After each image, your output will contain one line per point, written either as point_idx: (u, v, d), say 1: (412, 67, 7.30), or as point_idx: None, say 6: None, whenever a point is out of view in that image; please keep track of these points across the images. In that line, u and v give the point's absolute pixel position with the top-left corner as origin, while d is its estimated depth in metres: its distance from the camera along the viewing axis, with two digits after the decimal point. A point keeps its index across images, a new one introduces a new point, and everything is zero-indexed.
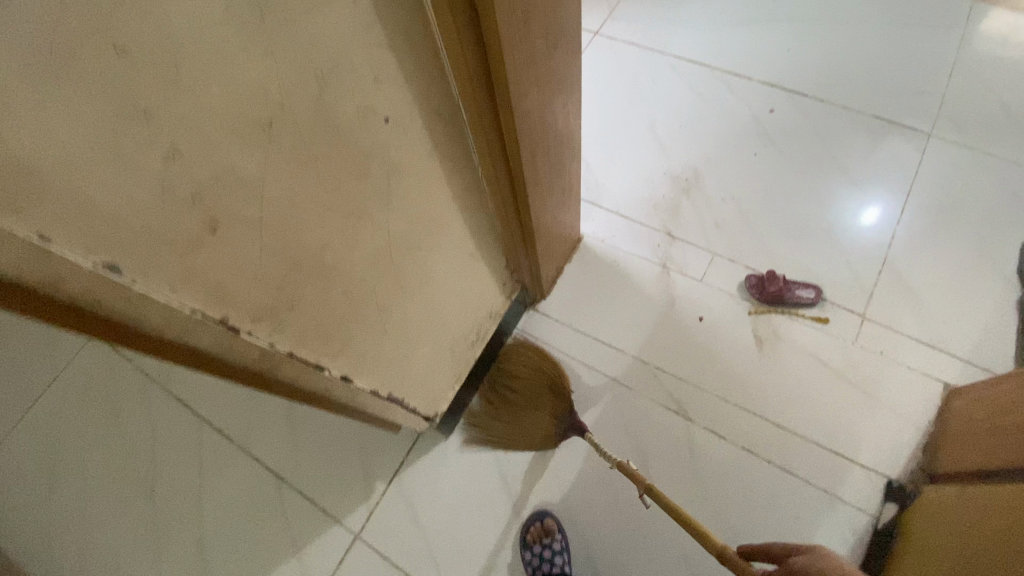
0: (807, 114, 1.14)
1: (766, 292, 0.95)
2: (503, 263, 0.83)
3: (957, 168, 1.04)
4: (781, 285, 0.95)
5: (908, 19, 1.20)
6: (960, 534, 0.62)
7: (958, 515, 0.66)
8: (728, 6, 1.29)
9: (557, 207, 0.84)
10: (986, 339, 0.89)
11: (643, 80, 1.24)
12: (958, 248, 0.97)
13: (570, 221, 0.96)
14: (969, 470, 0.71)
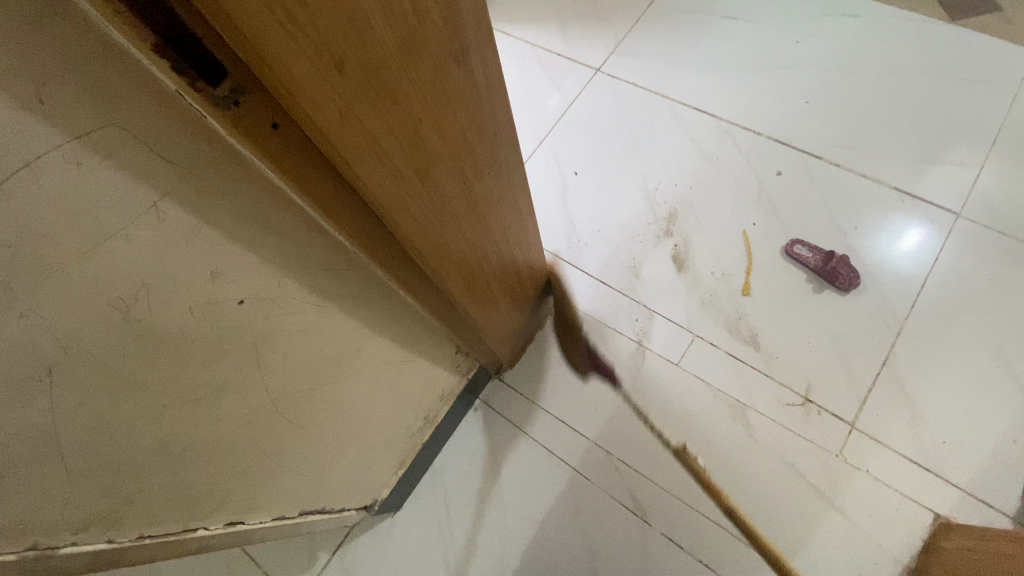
0: (817, 180, 1.04)
1: None
2: (454, 350, 0.78)
3: (987, 258, 0.93)
4: None
5: (949, 72, 1.07)
6: None
7: None
8: (745, 45, 1.18)
9: (517, 295, 0.79)
10: (988, 468, 0.81)
11: (642, 128, 1.15)
12: (972, 355, 0.87)
13: (539, 297, 0.90)
14: None
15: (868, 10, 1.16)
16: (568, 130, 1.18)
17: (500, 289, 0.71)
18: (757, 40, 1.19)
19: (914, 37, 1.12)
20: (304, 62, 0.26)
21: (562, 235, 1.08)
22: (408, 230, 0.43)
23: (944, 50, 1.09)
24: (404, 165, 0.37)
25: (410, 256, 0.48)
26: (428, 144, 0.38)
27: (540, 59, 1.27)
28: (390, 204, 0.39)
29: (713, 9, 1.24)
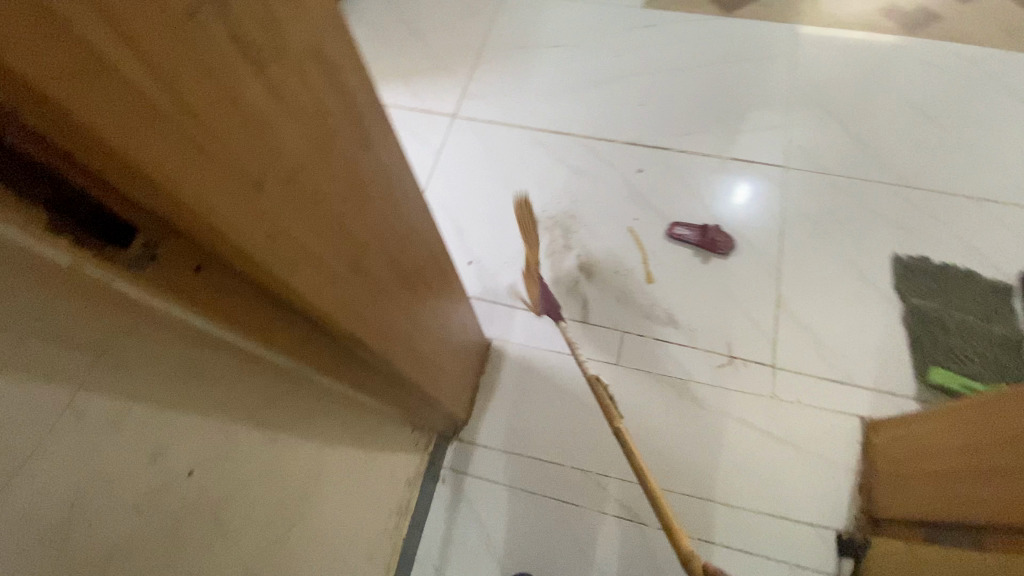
0: (671, 168, 1.17)
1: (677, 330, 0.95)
2: (408, 429, 0.74)
3: (818, 196, 1.11)
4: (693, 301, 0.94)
5: (738, 56, 1.28)
6: None
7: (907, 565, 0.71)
8: (576, 67, 1.31)
9: (456, 351, 0.77)
10: (883, 364, 0.95)
11: (512, 159, 1.21)
12: (839, 276, 1.03)
13: (474, 344, 0.89)
14: (908, 519, 0.75)
15: (662, 18, 1.36)
16: (445, 177, 1.21)
17: (442, 352, 0.68)
18: (583, 61, 1.32)
19: (704, 34, 1.32)
20: (224, 192, 0.24)
21: (472, 277, 1.09)
22: (356, 331, 0.40)
23: (729, 40, 1.31)
24: (339, 266, 0.35)
25: (363, 359, 0.45)
26: (355, 238, 0.37)
27: (396, 118, 1.29)
28: (336, 310, 0.36)
29: (539, 41, 1.36)
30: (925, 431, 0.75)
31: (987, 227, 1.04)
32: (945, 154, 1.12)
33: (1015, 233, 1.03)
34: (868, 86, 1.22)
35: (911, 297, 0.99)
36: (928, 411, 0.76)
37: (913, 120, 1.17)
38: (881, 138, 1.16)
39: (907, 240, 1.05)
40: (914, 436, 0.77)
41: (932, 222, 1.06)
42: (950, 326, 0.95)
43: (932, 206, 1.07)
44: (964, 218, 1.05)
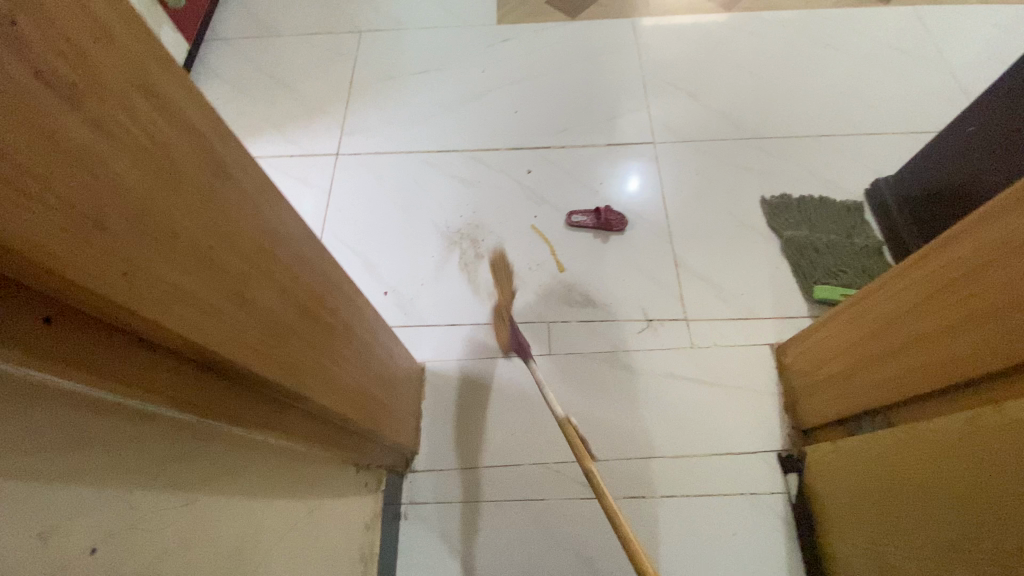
0: (557, 163, 1.24)
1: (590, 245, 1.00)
2: (352, 468, 0.72)
3: (688, 161, 1.23)
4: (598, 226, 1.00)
5: (591, 54, 1.41)
6: (865, 484, 0.72)
7: (846, 459, 0.77)
8: (448, 89, 1.37)
9: (387, 378, 0.76)
10: (778, 292, 1.05)
11: (405, 184, 1.23)
12: (722, 226, 1.14)
13: (405, 369, 0.88)
14: (831, 420, 0.83)
15: (516, 32, 1.46)
16: (342, 215, 1.20)
17: (370, 380, 0.67)
18: (453, 82, 1.38)
19: (556, 40, 1.44)
20: (61, 235, 0.23)
21: (391, 306, 1.08)
22: (259, 367, 0.39)
23: (580, 40, 1.43)
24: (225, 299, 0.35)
25: (268, 395, 0.44)
26: (233, 273, 0.36)
27: (279, 169, 1.28)
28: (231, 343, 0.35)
29: (407, 70, 1.42)
30: (827, 337, 0.83)
31: (828, 158, 1.20)
32: (780, 103, 1.29)
33: (850, 157, 1.19)
34: (705, 59, 1.38)
35: (783, 230, 1.11)
36: (823, 318, 0.84)
37: (748, 81, 1.33)
38: (726, 101, 1.31)
39: (769, 183, 1.18)
40: (818, 345, 0.86)
41: (784, 163, 1.20)
42: (820, 248, 1.07)
43: (781, 149, 1.22)
44: (808, 154, 1.21)
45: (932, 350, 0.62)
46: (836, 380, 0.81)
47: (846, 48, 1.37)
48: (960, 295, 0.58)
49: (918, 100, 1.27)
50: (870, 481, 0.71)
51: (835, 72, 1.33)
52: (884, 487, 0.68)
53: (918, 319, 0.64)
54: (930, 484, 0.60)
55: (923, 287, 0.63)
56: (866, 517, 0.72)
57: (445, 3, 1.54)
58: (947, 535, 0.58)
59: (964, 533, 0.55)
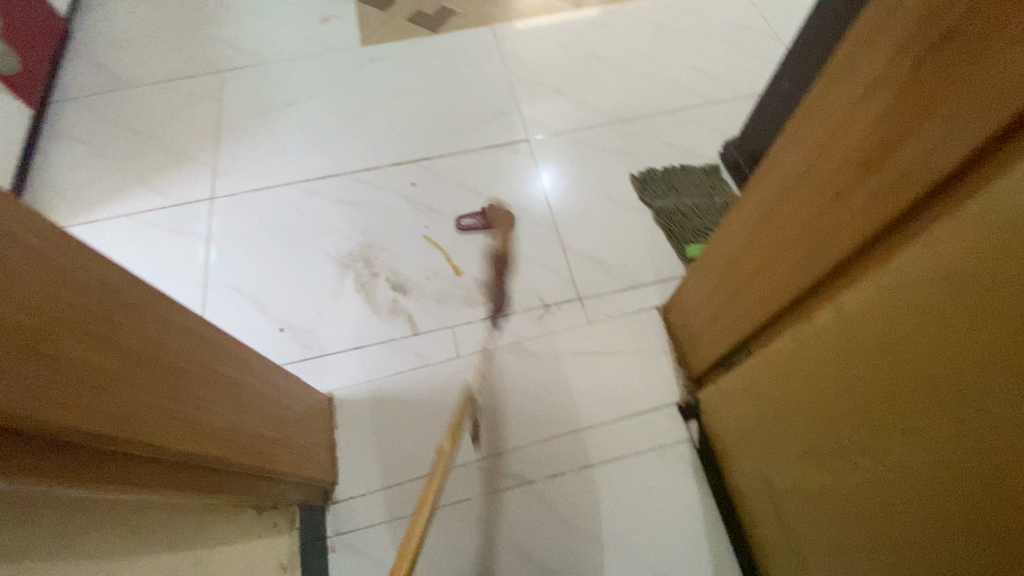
0: (440, 171, 1.27)
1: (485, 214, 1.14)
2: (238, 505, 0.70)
3: (562, 151, 1.29)
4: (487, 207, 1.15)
5: (458, 64, 1.45)
6: (755, 407, 0.75)
7: (733, 390, 0.80)
8: (320, 116, 1.37)
9: (277, 413, 0.75)
10: (658, 260, 1.13)
11: (289, 217, 1.21)
12: (600, 207, 1.21)
13: (303, 403, 0.87)
14: (711, 363, 0.89)
15: (381, 51, 1.48)
16: (227, 260, 1.16)
17: (252, 416, 0.66)
18: (325, 109, 1.38)
19: (422, 54, 1.47)
20: None
21: (290, 342, 1.06)
22: (88, 425, 0.39)
23: (445, 52, 1.47)
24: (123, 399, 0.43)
25: (155, 458, 0.49)
26: (127, 374, 0.44)
27: (150, 222, 1.22)
28: (139, 437, 0.44)
29: (275, 102, 1.40)
30: (697, 284, 0.88)
31: (684, 129, 1.30)
32: (638, 86, 1.39)
33: (703, 126, 1.31)
34: (564, 54, 1.46)
35: (654, 202, 1.20)
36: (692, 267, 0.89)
37: (605, 69, 1.43)
38: (589, 90, 1.39)
39: (636, 161, 1.27)
40: (691, 296, 0.92)
41: (647, 140, 1.30)
42: (687, 212, 1.18)
43: (643, 128, 1.32)
44: (667, 129, 1.31)
45: (762, 284, 0.68)
46: (711, 321, 0.86)
47: (688, 28, 1.49)
48: (768, 231, 0.64)
49: (754, 66, 1.41)
50: (760, 403, 0.73)
51: (681, 51, 1.45)
52: (773, 406, 0.70)
53: (746, 258, 0.71)
54: (797, 395, 0.63)
55: (748, 224, 0.68)
56: (749, 444, 0.79)
57: (306, 33, 1.53)
58: (832, 434, 0.58)
59: (814, 439, 0.61)
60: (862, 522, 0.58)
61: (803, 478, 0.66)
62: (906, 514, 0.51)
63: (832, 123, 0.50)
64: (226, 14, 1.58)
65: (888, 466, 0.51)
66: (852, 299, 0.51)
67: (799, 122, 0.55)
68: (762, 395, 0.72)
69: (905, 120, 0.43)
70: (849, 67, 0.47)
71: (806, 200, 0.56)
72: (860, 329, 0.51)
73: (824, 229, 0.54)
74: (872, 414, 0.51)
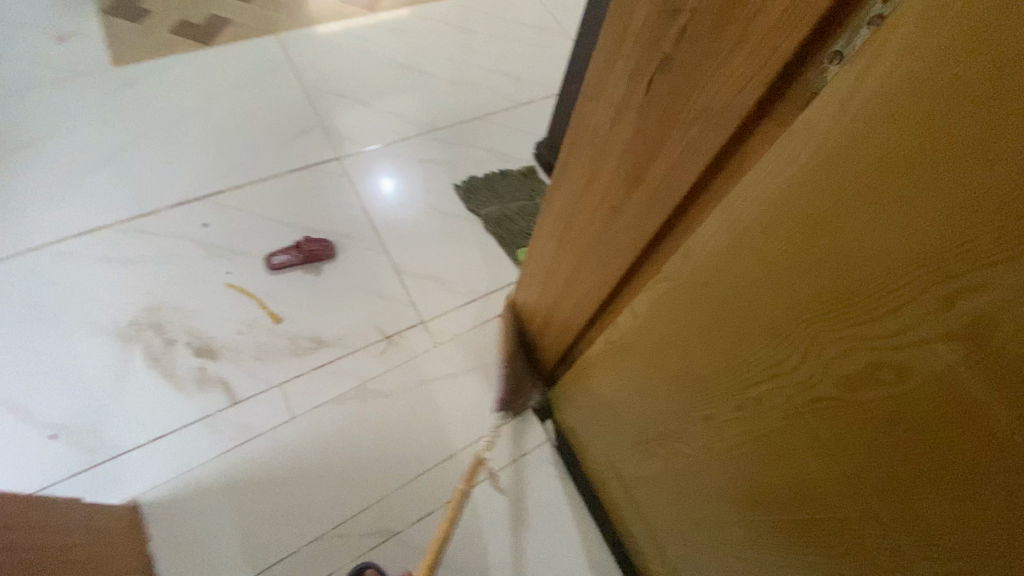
0: (239, 205, 1.10)
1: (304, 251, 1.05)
2: None
3: (379, 167, 1.22)
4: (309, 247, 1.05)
5: (243, 80, 1.28)
6: (596, 402, 0.76)
7: (576, 388, 0.82)
8: (68, 158, 1.11)
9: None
10: (493, 268, 1.13)
11: (40, 291, 0.96)
12: (428, 222, 1.17)
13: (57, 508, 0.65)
14: (554, 363, 0.91)
15: (142, 72, 1.25)
16: None
17: None
18: (74, 148, 1.12)
19: (196, 73, 1.27)
20: None
21: (68, 451, 0.85)
22: None
23: (224, 69, 1.29)
24: None
25: None
26: None
27: None
28: None
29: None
30: (527, 289, 0.89)
31: (499, 133, 1.32)
32: (447, 92, 1.36)
33: (516, 129, 1.34)
34: (365, 62, 1.37)
35: (480, 209, 1.19)
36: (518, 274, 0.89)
37: (411, 76, 1.37)
38: (397, 100, 1.33)
39: (456, 171, 1.25)
40: (525, 302, 0.92)
41: (464, 147, 1.29)
42: (512, 216, 1.19)
43: (459, 136, 1.30)
44: (482, 135, 1.31)
45: (581, 283, 0.68)
46: (546, 325, 0.87)
47: (487, 29, 1.51)
48: (572, 240, 0.65)
49: (554, 65, 1.48)
50: (599, 397, 0.74)
51: (484, 53, 1.45)
52: (611, 399, 0.70)
53: (562, 261, 0.71)
54: (628, 386, 0.63)
55: (556, 228, 0.68)
56: (596, 437, 0.81)
57: (33, 56, 1.23)
58: (661, 419, 0.59)
59: (651, 426, 0.62)
60: (698, 501, 0.59)
61: (641, 464, 0.69)
62: (730, 491, 0.52)
63: (598, 139, 0.51)
64: None
65: (699, 451, 0.55)
66: (649, 298, 0.52)
67: (572, 138, 0.56)
68: (600, 390, 0.72)
69: (651, 139, 0.44)
70: (599, 86, 0.48)
71: (594, 210, 0.57)
72: (666, 320, 0.50)
73: (619, 228, 0.54)
74: (692, 399, 0.52)
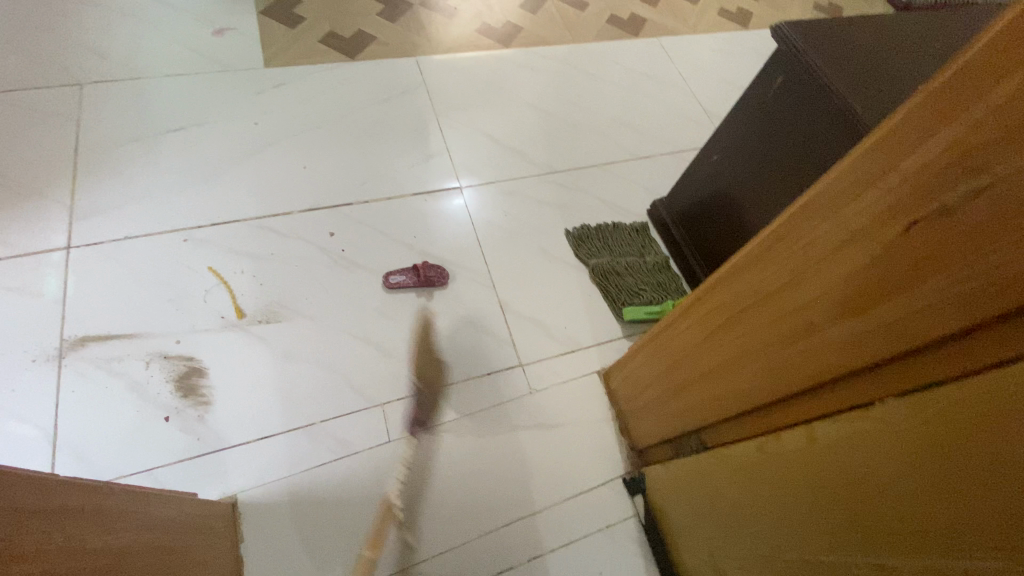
0: (361, 221, 1.14)
1: (421, 275, 1.07)
2: None
3: (496, 201, 1.24)
4: (425, 273, 1.07)
5: (379, 97, 1.33)
6: (712, 499, 0.73)
7: (687, 475, 0.79)
8: (213, 148, 1.17)
9: (68, 488, 0.47)
10: (595, 322, 1.12)
11: (174, 273, 1.01)
12: (537, 264, 1.17)
13: (151, 520, 0.59)
14: (658, 441, 0.89)
15: (288, 75, 1.32)
16: (92, 331, 0.94)
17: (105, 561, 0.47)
18: (219, 139, 1.19)
19: (337, 83, 1.33)
20: None
21: (178, 435, 0.88)
22: None
23: (363, 83, 1.34)
24: None
25: None
26: None
27: None
28: None
29: (155, 128, 1.18)
30: (644, 362, 0.87)
31: (614, 185, 1.32)
32: (568, 136, 1.38)
33: (632, 183, 1.33)
34: (492, 94, 1.41)
35: (589, 259, 1.18)
36: (639, 343, 0.88)
37: (535, 115, 1.40)
38: (520, 137, 1.35)
39: (569, 216, 1.25)
40: (637, 371, 0.90)
41: (579, 194, 1.29)
42: (621, 270, 1.17)
43: (575, 181, 1.31)
44: (598, 184, 1.31)
45: (731, 380, 0.65)
46: (660, 402, 0.85)
47: (613, 78, 1.52)
48: (731, 335, 0.64)
49: (675, 123, 1.47)
50: (721, 496, 0.71)
51: (607, 102, 1.47)
52: (738, 503, 0.67)
53: (709, 352, 0.69)
54: (772, 501, 0.60)
55: (713, 319, 0.66)
56: (699, 530, 0.78)
57: (196, 45, 1.32)
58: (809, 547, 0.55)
59: (791, 550, 0.58)
60: None
61: None
62: None
63: (810, 254, 0.50)
64: (88, 13, 1.31)
65: None
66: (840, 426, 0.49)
67: (771, 242, 0.55)
68: (725, 489, 0.69)
69: (890, 278, 0.42)
70: (832, 206, 0.47)
71: (777, 319, 0.55)
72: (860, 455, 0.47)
73: (812, 345, 0.52)
74: (865, 545, 0.48)
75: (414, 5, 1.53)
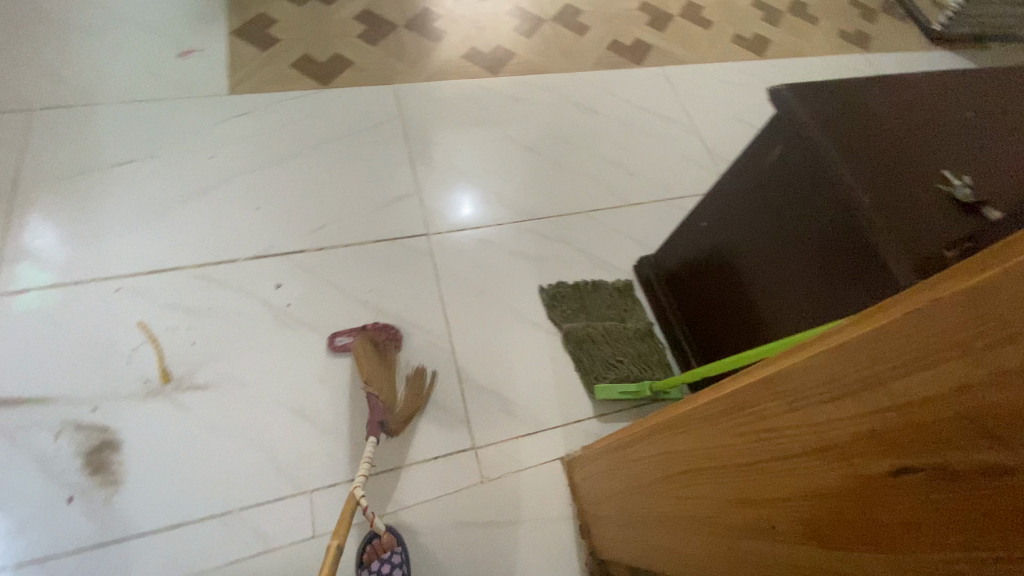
0: (313, 272, 1.04)
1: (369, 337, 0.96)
2: None
3: (466, 252, 1.12)
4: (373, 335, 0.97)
5: (349, 129, 1.23)
6: None
7: None
8: (162, 184, 1.09)
9: None
10: (564, 398, 1.01)
11: (99, 328, 0.93)
12: (504, 327, 1.06)
13: None
14: (615, 558, 0.77)
15: (254, 103, 1.23)
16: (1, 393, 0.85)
17: None
18: (170, 174, 1.10)
19: (304, 113, 1.24)
20: None
21: (80, 520, 0.79)
22: None
23: (333, 114, 1.25)
24: None
25: None
26: None
27: None
28: None
29: (103, 160, 1.09)
30: (601, 469, 0.76)
31: (600, 236, 1.20)
32: (553, 178, 1.26)
33: (619, 234, 1.21)
34: (473, 128, 1.29)
35: (562, 323, 1.06)
36: (597, 446, 0.76)
37: (520, 153, 1.28)
38: (499, 178, 1.24)
39: (545, 271, 1.13)
40: (595, 476, 0.79)
41: (559, 245, 1.17)
42: (598, 338, 1.05)
43: (556, 231, 1.19)
44: (582, 234, 1.19)
45: (684, 539, 0.54)
46: (616, 520, 0.74)
47: (609, 112, 1.39)
48: (684, 491, 0.52)
49: (673, 166, 1.34)
50: None
51: (600, 140, 1.34)
52: None
53: (661, 496, 0.57)
54: None
55: (666, 463, 0.55)
56: None
57: (157, 68, 1.23)
58: None
59: None
60: None
61: None
62: None
63: (774, 444, 0.38)
64: (48, 30, 1.23)
65: None
66: None
67: (730, 406, 0.43)
68: None
69: (870, 523, 0.31)
70: (805, 395, 0.35)
71: (734, 500, 0.44)
72: None
73: (770, 552, 0.40)
74: None
75: (398, 27, 1.43)
